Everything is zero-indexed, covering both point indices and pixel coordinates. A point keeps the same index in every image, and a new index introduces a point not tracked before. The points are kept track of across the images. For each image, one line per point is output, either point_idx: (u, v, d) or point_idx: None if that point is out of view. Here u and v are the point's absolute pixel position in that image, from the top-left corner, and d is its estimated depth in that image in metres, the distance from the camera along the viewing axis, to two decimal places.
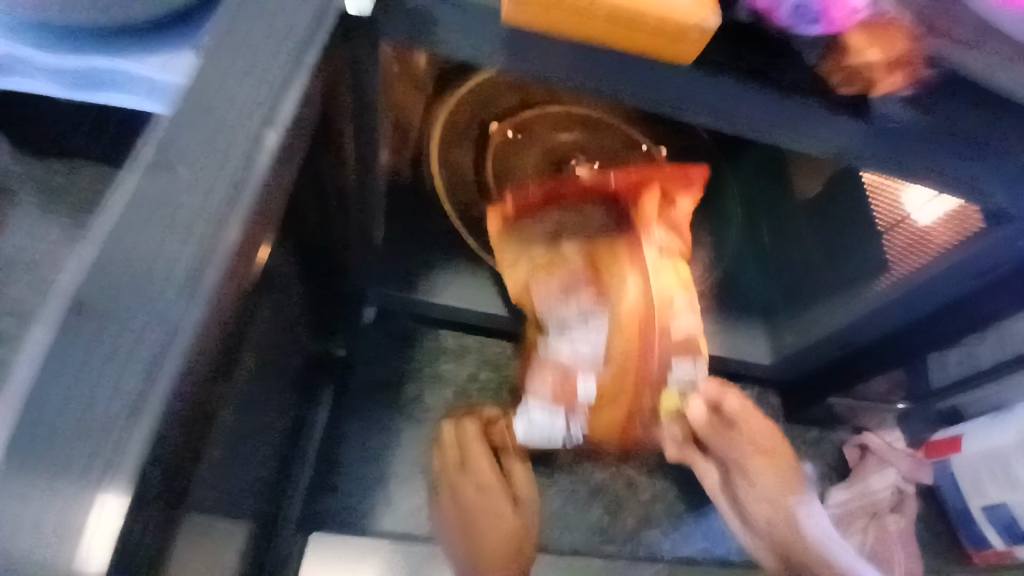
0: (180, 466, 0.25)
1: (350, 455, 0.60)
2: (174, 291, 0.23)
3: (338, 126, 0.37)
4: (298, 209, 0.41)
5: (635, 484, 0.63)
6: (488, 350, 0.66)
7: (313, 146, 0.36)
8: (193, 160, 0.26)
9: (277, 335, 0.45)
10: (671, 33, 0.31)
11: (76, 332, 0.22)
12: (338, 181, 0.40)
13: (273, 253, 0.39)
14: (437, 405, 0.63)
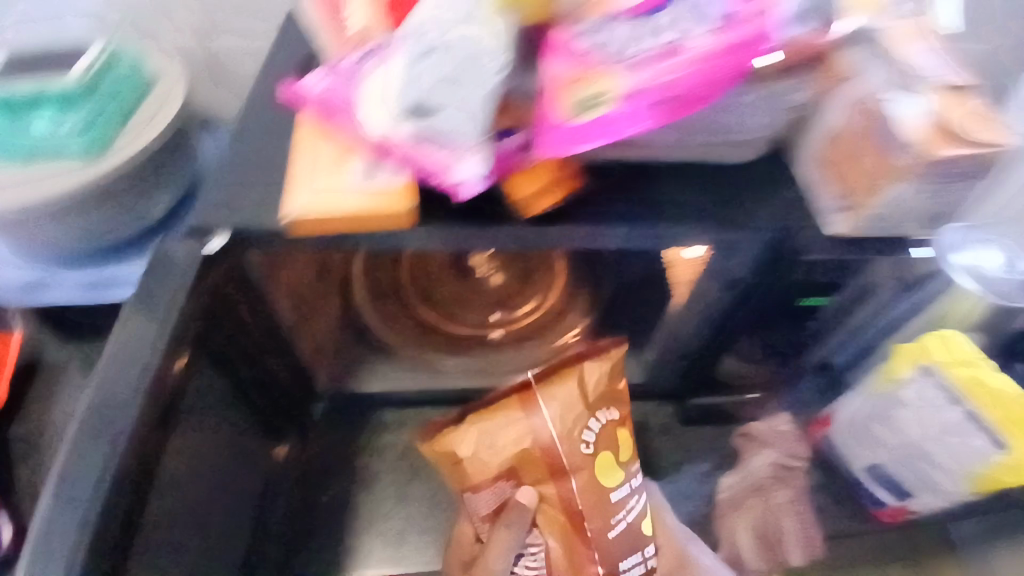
0: (133, 526, 0.44)
1: (321, 514, 0.78)
2: (122, 423, 0.44)
3: (239, 300, 0.58)
4: (241, 355, 0.62)
5: None
6: (421, 416, 0.85)
7: (227, 316, 0.57)
8: (124, 346, 0.47)
9: (239, 440, 0.64)
10: (390, 214, 0.49)
11: (70, 454, 0.43)
12: (249, 328, 0.62)
13: (223, 390, 0.59)
14: (383, 465, 0.82)
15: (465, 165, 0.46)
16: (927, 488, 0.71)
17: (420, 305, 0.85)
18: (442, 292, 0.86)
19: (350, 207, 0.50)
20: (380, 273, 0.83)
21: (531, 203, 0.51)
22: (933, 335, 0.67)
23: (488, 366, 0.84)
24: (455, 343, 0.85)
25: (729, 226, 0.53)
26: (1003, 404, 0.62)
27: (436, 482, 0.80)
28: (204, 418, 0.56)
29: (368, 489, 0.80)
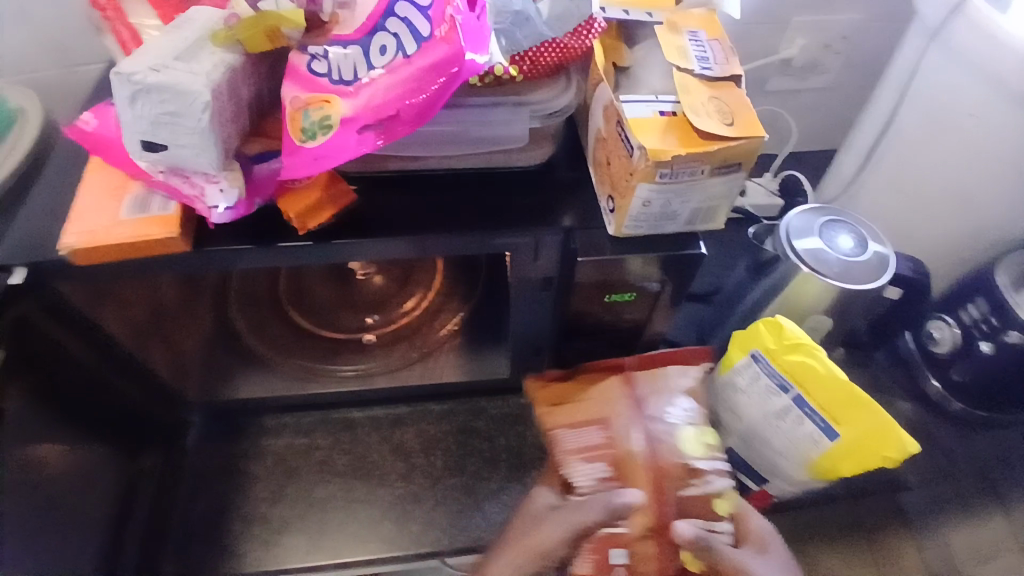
0: None
1: (195, 517, 0.82)
2: None
3: (55, 327, 0.61)
4: (65, 375, 0.64)
5: (420, 497, 0.82)
6: (303, 420, 0.88)
7: (35, 341, 0.59)
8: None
9: (72, 454, 0.68)
10: (162, 244, 0.52)
11: None
12: (72, 352, 0.64)
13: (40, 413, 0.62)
14: (261, 470, 0.85)
15: (210, 194, 0.49)
16: (777, 474, 0.71)
17: (305, 312, 0.88)
18: (326, 300, 0.88)
19: (120, 236, 0.52)
20: (261, 284, 0.87)
21: (301, 221, 0.52)
22: (759, 323, 0.67)
23: (366, 370, 0.85)
24: (331, 351, 0.86)
25: (501, 236, 0.55)
26: (828, 389, 0.62)
27: (309, 486, 0.84)
28: (38, 442, 0.62)
29: (243, 493, 0.83)
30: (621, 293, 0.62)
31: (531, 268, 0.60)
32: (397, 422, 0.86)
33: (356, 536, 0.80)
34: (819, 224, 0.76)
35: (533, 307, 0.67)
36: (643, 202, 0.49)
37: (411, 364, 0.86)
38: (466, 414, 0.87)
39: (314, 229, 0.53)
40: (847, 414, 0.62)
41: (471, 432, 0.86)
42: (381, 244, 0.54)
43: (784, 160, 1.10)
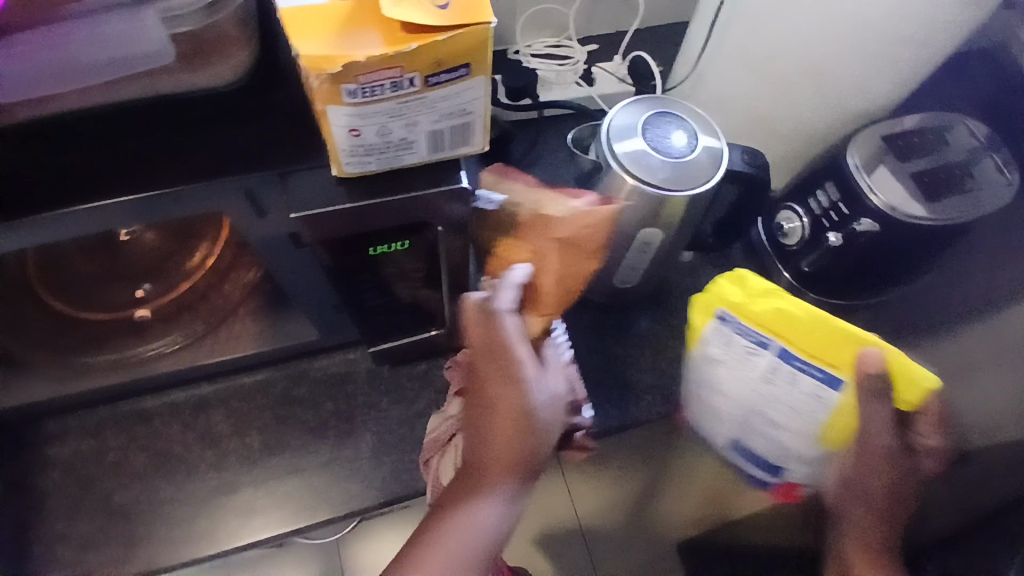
0: None
1: None
2: None
3: None
4: None
5: (236, 484, 0.72)
6: (87, 419, 0.74)
7: None
8: None
9: None
10: None
11: None
12: None
13: None
14: (46, 485, 0.71)
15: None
16: (790, 452, 0.71)
17: (58, 293, 0.70)
18: (86, 272, 0.70)
19: None
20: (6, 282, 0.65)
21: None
22: (722, 276, 0.64)
23: (150, 354, 0.71)
24: (107, 339, 0.71)
25: (191, 197, 0.42)
26: (805, 332, 0.60)
27: (106, 491, 0.71)
28: None
29: (29, 516, 0.70)
30: (387, 243, 0.52)
31: (262, 224, 0.47)
32: (201, 404, 0.74)
33: (171, 539, 0.70)
34: (643, 121, 0.65)
35: (299, 272, 0.54)
36: (350, 132, 0.36)
37: (201, 341, 0.72)
38: (287, 379, 0.76)
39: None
40: (839, 355, 0.59)
41: (298, 397, 0.75)
42: (45, 224, 0.41)
43: (633, 41, 0.97)
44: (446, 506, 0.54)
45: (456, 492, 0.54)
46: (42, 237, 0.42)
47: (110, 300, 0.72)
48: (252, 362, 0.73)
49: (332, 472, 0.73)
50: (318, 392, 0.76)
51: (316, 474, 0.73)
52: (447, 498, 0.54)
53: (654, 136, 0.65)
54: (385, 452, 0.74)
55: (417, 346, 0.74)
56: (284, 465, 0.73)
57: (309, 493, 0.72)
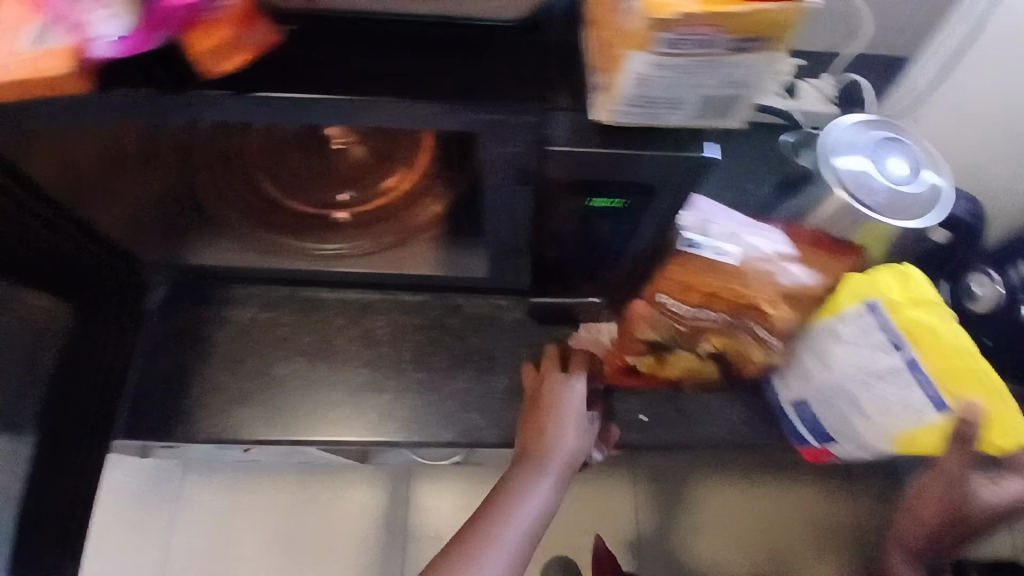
0: None
1: (154, 382, 0.78)
2: None
3: None
4: None
5: (379, 385, 0.79)
6: (268, 295, 0.81)
7: None
8: None
9: None
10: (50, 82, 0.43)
11: None
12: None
13: None
14: (222, 340, 0.80)
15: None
16: (847, 434, 0.69)
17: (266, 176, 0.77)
18: (291, 162, 0.76)
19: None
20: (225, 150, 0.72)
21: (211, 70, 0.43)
22: (887, 269, 0.63)
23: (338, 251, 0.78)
24: (293, 233, 0.78)
25: (461, 109, 0.46)
26: (944, 354, 0.59)
27: (269, 360, 0.79)
28: None
29: (205, 361, 0.79)
30: (605, 199, 0.53)
31: (504, 149, 0.49)
32: (366, 307, 0.81)
33: (316, 415, 0.78)
34: (869, 142, 0.65)
35: (505, 206, 0.58)
36: (639, 81, 0.38)
37: (385, 250, 0.79)
38: (441, 308, 0.82)
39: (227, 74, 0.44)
40: (962, 384, 0.59)
41: (447, 326, 0.81)
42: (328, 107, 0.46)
43: (847, 65, 0.93)
44: (510, 485, 0.66)
45: (526, 477, 0.66)
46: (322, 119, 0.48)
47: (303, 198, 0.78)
48: (419, 281, 0.79)
49: (463, 402, 0.78)
50: (465, 328, 0.81)
51: (448, 399, 0.78)
52: (519, 479, 0.66)
53: (878, 160, 0.64)
54: (513, 399, 0.78)
55: (569, 310, 0.76)
56: (423, 383, 0.79)
57: (438, 413, 0.78)
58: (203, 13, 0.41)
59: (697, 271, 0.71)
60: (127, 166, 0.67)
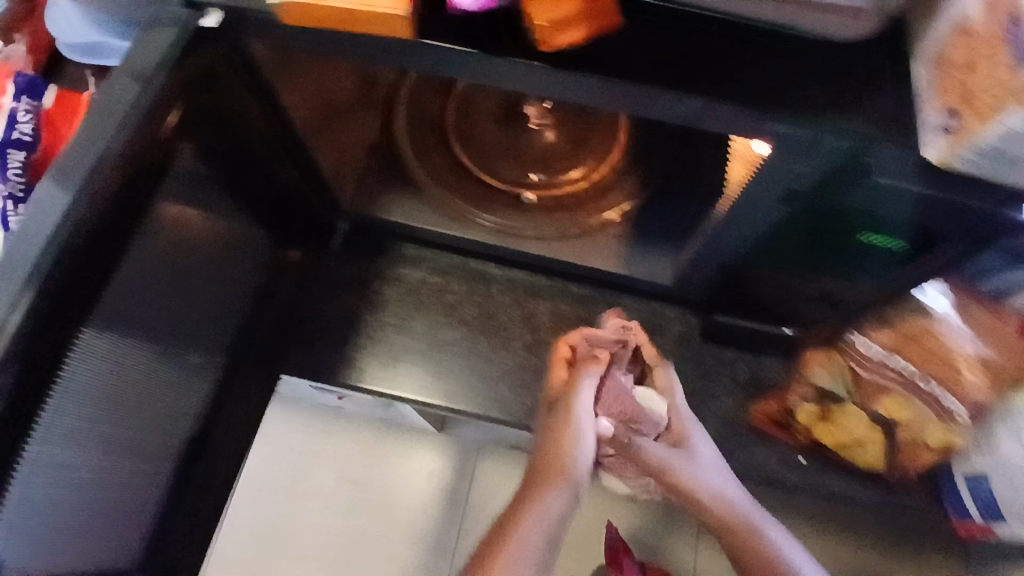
0: (87, 281, 0.45)
1: (321, 326, 0.79)
2: (60, 185, 0.43)
3: (234, 82, 0.54)
4: (242, 149, 0.60)
5: (540, 372, 0.77)
6: (441, 260, 0.82)
7: (214, 99, 0.53)
8: (93, 124, 0.45)
9: (237, 243, 0.64)
10: (383, 21, 0.43)
11: (35, 229, 0.43)
12: (250, 120, 0.58)
13: (208, 184, 0.56)
14: (391, 296, 0.81)
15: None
16: None
17: (463, 142, 0.77)
18: (487, 131, 0.76)
19: (337, 2, 0.43)
20: (424, 97, 0.72)
21: (548, 40, 0.43)
22: None
23: (518, 229, 0.78)
24: (481, 202, 0.78)
25: (774, 121, 0.44)
26: None
27: (435, 322, 0.80)
28: (208, 205, 0.58)
29: (373, 313, 0.80)
30: (884, 236, 0.54)
31: (796, 166, 0.48)
32: (534, 291, 0.81)
33: (472, 388, 0.77)
34: None
35: (750, 216, 0.56)
36: (1011, 130, 0.39)
37: (569, 240, 0.78)
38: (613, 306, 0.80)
39: (560, 49, 0.44)
40: None
41: None
42: (637, 94, 0.45)
43: None
44: (521, 501, 0.57)
45: (537, 485, 0.57)
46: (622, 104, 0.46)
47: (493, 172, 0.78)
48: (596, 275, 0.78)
49: None
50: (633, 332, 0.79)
51: None
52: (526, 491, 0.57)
53: None
54: None
55: (751, 337, 0.73)
56: None
57: None
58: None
59: (916, 334, 0.64)
60: (346, 102, 0.68)
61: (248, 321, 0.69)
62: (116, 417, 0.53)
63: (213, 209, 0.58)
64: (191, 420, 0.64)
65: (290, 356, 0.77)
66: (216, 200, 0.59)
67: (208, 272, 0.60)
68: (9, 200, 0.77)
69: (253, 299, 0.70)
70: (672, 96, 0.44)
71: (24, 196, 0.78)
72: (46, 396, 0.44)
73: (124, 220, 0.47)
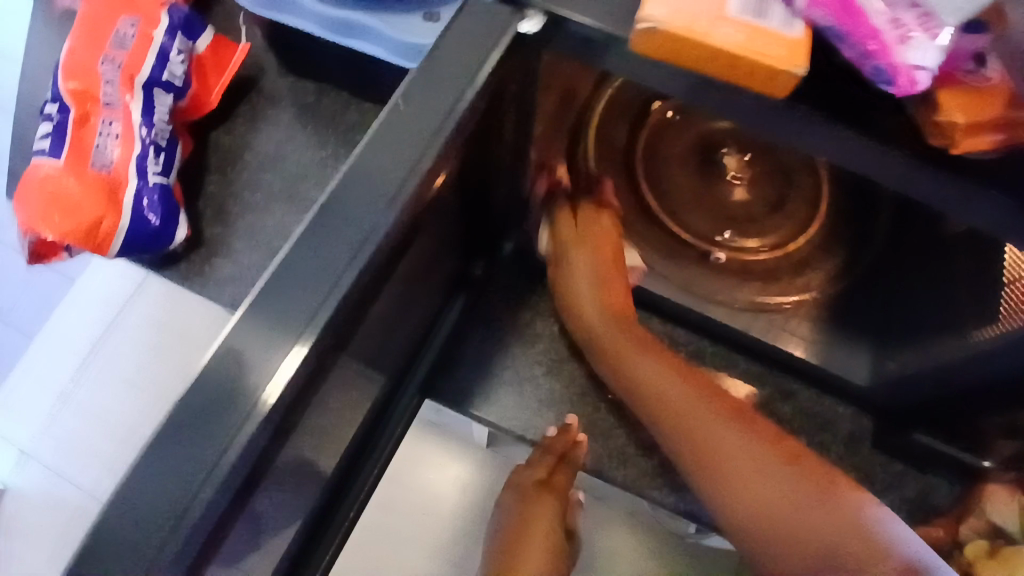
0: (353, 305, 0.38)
1: (470, 350, 0.72)
2: (375, 199, 0.38)
3: (512, 92, 0.48)
4: (482, 162, 0.53)
5: None
6: None
7: (494, 108, 0.47)
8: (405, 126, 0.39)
9: (435, 260, 0.57)
10: (770, 76, 0.38)
11: (319, 247, 0.37)
12: (502, 133, 0.52)
13: (448, 199, 0.50)
14: (546, 332, 0.74)
15: (919, 44, 0.35)
16: None
17: (654, 181, 0.71)
18: (676, 167, 0.71)
19: (723, 45, 0.38)
20: (617, 119, 0.68)
21: (958, 138, 0.38)
22: None
23: (708, 291, 0.71)
24: (673, 244, 0.71)
25: None
26: None
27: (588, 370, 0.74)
28: (440, 218, 0.51)
29: (524, 347, 0.74)
30: None
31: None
32: (694, 355, 0.75)
33: (622, 449, 0.71)
34: None
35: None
36: None
37: (758, 314, 0.71)
38: (780, 387, 0.75)
39: (962, 152, 0.38)
40: None
41: (788, 411, 0.73)
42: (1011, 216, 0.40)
43: None
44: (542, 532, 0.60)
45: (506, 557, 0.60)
46: (991, 223, 0.41)
47: (682, 219, 0.71)
48: (770, 352, 0.73)
49: None
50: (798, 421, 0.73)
51: None
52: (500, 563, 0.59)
53: None
54: None
55: (933, 454, 0.69)
56: None
57: None
58: (968, 76, 0.38)
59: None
60: (561, 103, 0.61)
61: (413, 338, 0.63)
62: (309, 452, 0.46)
63: (441, 223, 0.51)
64: (350, 442, 0.58)
65: (435, 378, 0.70)
66: (445, 215, 0.52)
67: (413, 288, 0.53)
68: (151, 148, 0.68)
69: (424, 317, 0.63)
70: None
71: (168, 145, 0.70)
72: (285, 442, 0.38)
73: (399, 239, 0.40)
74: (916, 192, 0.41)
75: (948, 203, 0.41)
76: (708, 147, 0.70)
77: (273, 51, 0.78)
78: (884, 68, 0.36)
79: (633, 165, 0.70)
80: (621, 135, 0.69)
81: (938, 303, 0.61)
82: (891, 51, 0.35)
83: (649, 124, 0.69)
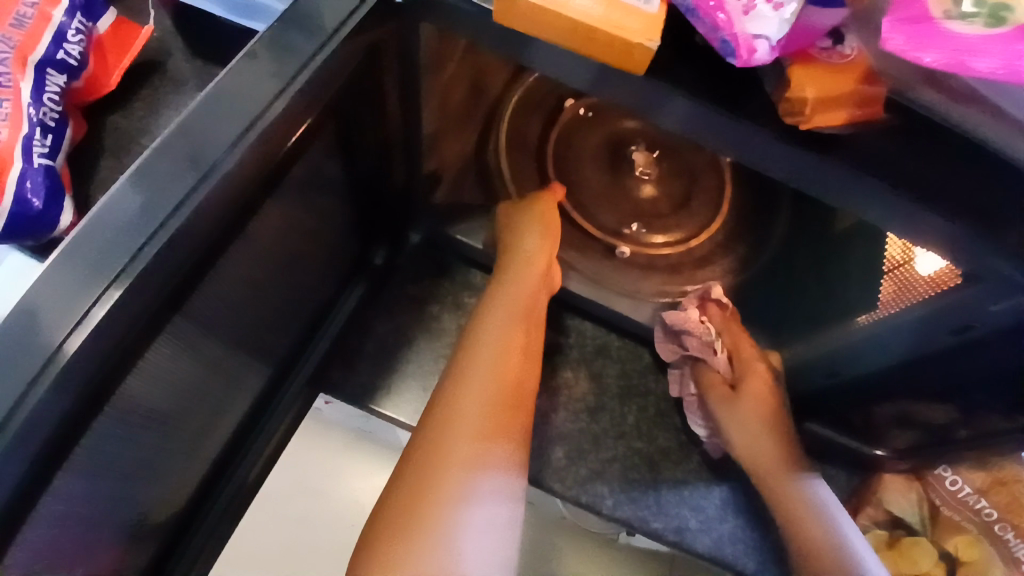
0: (182, 272, 0.37)
1: (372, 341, 0.71)
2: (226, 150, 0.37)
3: (387, 66, 0.47)
4: (365, 140, 0.53)
5: (600, 440, 0.71)
6: None
7: (365, 80, 0.46)
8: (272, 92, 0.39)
9: (317, 242, 0.56)
10: (625, 50, 0.38)
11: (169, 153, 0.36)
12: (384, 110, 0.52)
13: (321, 176, 0.49)
14: (452, 324, 0.73)
15: (761, 13, 0.34)
16: None
17: (561, 175, 0.72)
18: (587, 163, 0.72)
19: (584, 16, 0.37)
20: (528, 116, 0.70)
21: (807, 115, 0.38)
22: None
23: (617, 286, 0.72)
24: (583, 236, 0.72)
25: (982, 252, 0.40)
26: None
27: None
28: (313, 195, 0.50)
29: (430, 338, 0.73)
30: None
31: (992, 306, 0.42)
32: (602, 349, 0.75)
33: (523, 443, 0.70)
34: None
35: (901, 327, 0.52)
36: None
37: (663, 305, 0.72)
38: None
39: (814, 127, 0.39)
40: None
41: None
42: (851, 191, 0.41)
43: None
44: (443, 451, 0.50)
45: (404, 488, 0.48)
46: (835, 198, 0.42)
47: (589, 213, 0.71)
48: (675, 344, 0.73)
49: (662, 495, 0.69)
50: None
51: (649, 489, 0.69)
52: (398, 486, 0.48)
53: None
54: (732, 513, 0.69)
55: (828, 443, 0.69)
56: (644, 456, 0.70)
57: (632, 499, 0.68)
58: (824, 53, 0.38)
59: (1007, 480, 0.57)
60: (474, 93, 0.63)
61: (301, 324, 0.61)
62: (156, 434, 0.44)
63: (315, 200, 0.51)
64: (229, 431, 0.56)
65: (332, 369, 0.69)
66: (321, 192, 0.51)
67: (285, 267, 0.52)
68: (38, 128, 0.64)
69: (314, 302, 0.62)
70: (891, 200, 0.40)
71: (58, 126, 0.67)
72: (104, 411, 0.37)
73: (247, 202, 0.40)
74: (766, 167, 0.42)
75: (793, 178, 0.41)
76: (618, 141, 0.71)
77: (181, 36, 0.77)
78: (729, 39, 0.35)
79: (543, 156, 0.71)
80: (533, 129, 0.70)
81: (830, 292, 0.62)
82: (736, 21, 0.34)
83: (559, 119, 0.70)
